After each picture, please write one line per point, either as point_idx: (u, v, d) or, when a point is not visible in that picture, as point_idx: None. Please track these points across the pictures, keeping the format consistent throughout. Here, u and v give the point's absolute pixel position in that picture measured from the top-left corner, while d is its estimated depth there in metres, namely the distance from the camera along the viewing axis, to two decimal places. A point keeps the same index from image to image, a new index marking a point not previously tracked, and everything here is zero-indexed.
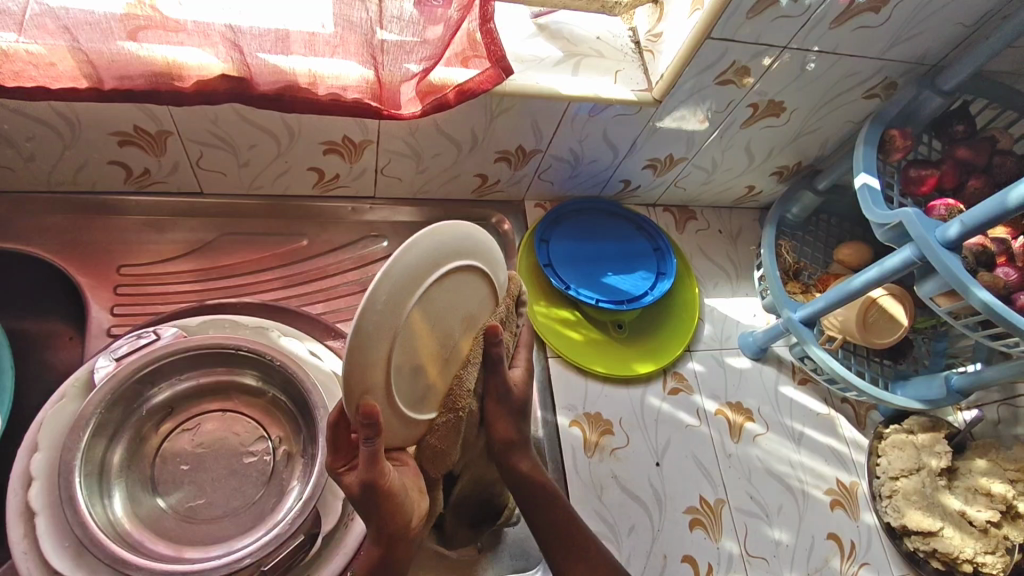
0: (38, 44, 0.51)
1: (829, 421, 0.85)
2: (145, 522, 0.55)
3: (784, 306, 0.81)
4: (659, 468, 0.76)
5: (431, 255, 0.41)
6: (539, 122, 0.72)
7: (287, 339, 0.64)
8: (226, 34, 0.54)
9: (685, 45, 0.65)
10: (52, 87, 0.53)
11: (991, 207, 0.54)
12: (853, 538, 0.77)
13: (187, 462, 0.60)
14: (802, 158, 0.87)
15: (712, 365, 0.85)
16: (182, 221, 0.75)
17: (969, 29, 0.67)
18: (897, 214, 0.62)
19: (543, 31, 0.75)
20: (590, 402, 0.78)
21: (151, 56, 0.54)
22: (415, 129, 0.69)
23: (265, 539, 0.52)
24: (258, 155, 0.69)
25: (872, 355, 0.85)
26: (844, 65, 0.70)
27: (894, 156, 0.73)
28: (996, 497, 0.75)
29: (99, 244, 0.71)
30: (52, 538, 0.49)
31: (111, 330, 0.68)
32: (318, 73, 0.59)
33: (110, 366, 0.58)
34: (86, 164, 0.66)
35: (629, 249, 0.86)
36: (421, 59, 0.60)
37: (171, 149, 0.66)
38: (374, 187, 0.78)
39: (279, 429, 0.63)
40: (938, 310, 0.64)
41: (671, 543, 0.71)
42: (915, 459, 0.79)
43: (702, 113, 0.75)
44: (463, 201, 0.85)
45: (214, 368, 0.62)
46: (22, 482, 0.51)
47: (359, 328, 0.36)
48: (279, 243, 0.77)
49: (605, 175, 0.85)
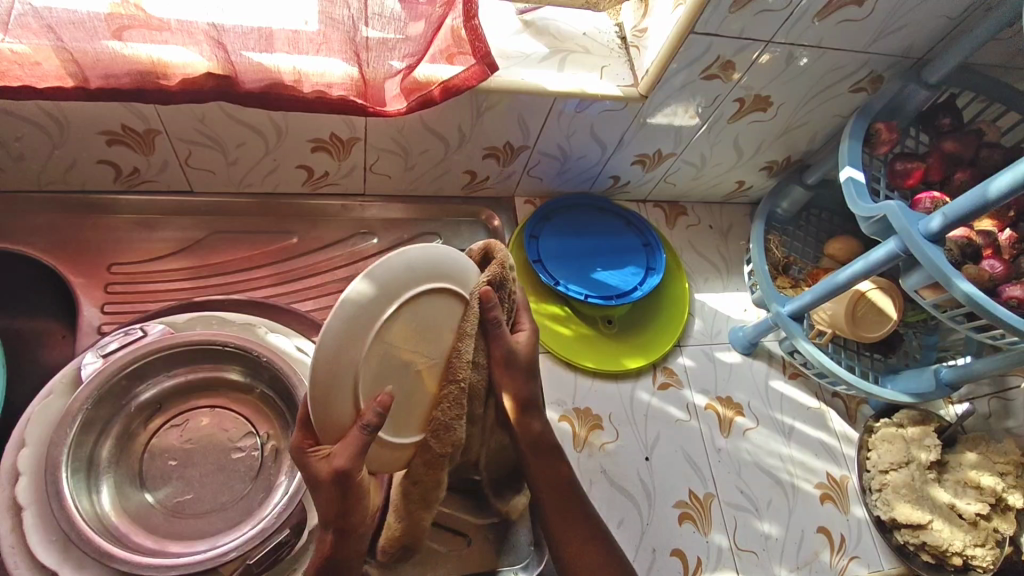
0: (22, 44, 0.51)
1: (819, 415, 0.85)
2: (133, 517, 0.56)
3: (773, 300, 0.81)
4: (648, 463, 0.76)
5: (378, 292, 0.42)
6: (526, 118, 0.72)
7: (274, 335, 0.64)
8: (210, 32, 0.55)
9: (670, 40, 0.65)
10: (38, 86, 0.53)
11: (973, 199, 0.54)
12: (843, 532, 0.77)
13: (176, 458, 0.60)
14: (792, 152, 0.87)
15: (703, 360, 0.85)
16: (173, 220, 0.75)
17: (953, 22, 0.67)
18: (881, 207, 0.62)
19: (529, 28, 0.75)
20: (579, 398, 0.78)
21: (135, 55, 0.55)
22: (402, 126, 0.69)
23: (249, 534, 0.53)
24: (246, 153, 0.70)
25: (863, 350, 0.85)
26: (830, 59, 0.70)
27: (880, 149, 0.73)
28: (985, 490, 0.75)
29: (90, 242, 0.71)
30: (40, 533, 0.50)
31: (102, 328, 0.68)
32: (302, 71, 0.60)
33: (97, 363, 0.58)
34: (76, 164, 0.67)
35: (619, 245, 0.86)
36: (404, 55, 0.61)
37: (159, 147, 0.67)
38: (363, 184, 0.79)
39: (267, 426, 0.63)
40: (924, 302, 0.64)
41: (660, 537, 0.71)
42: (904, 452, 0.78)
43: (691, 109, 0.75)
44: (453, 197, 0.85)
45: (200, 365, 0.62)
46: (10, 478, 0.51)
47: (316, 378, 0.39)
48: (269, 241, 0.78)
49: (594, 171, 0.85)
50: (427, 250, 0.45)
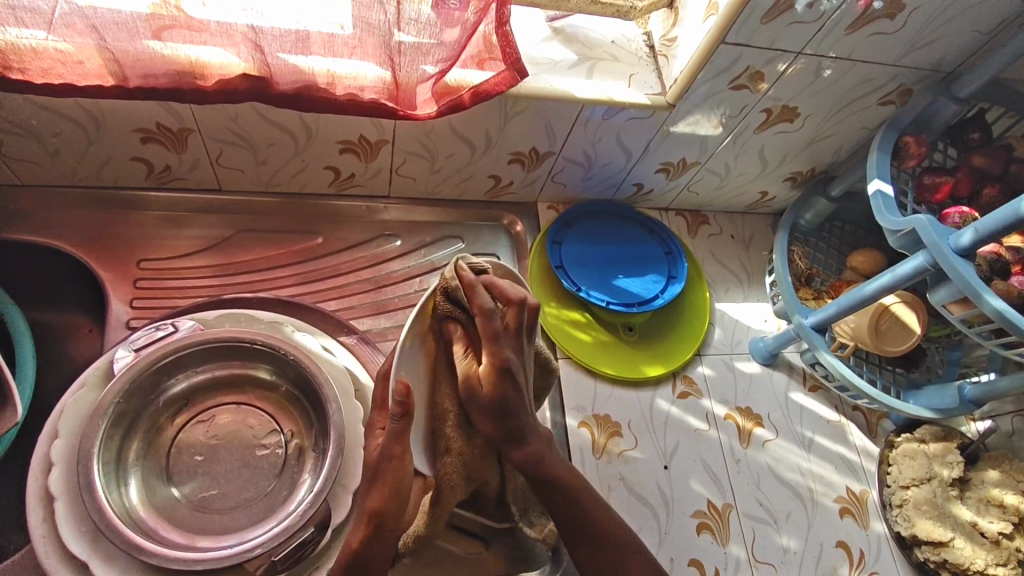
0: (67, 42, 0.52)
1: (839, 428, 0.85)
2: (160, 510, 0.57)
3: (795, 311, 0.80)
4: (667, 471, 0.76)
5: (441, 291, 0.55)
6: (552, 124, 0.72)
7: (301, 334, 0.65)
8: (248, 34, 0.56)
9: (700, 49, 0.65)
10: (80, 84, 0.55)
11: (1005, 216, 0.54)
12: (862, 547, 0.77)
13: (202, 453, 0.61)
14: (816, 164, 0.87)
15: (722, 369, 0.85)
16: (201, 218, 0.76)
17: (986, 36, 0.67)
18: (910, 221, 0.62)
19: (558, 35, 0.75)
20: (599, 404, 0.78)
21: (175, 55, 0.55)
22: (431, 129, 0.70)
23: (276, 531, 0.53)
24: (276, 153, 0.71)
25: (885, 364, 0.84)
26: (859, 72, 0.70)
27: (908, 163, 0.73)
28: (1008, 508, 0.74)
29: (119, 237, 0.72)
30: (70, 523, 0.51)
31: (130, 323, 0.69)
32: (336, 73, 0.60)
33: (128, 358, 0.59)
34: (110, 160, 0.68)
35: (640, 252, 0.86)
36: (437, 60, 0.61)
37: (191, 146, 0.68)
38: (389, 186, 0.79)
39: (291, 423, 0.64)
40: (951, 318, 0.64)
41: (679, 546, 0.71)
42: (925, 468, 0.78)
43: (716, 118, 0.75)
44: (476, 202, 0.86)
45: (229, 362, 0.63)
46: (43, 467, 0.52)
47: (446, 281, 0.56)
48: (294, 241, 0.78)
49: (618, 178, 0.85)
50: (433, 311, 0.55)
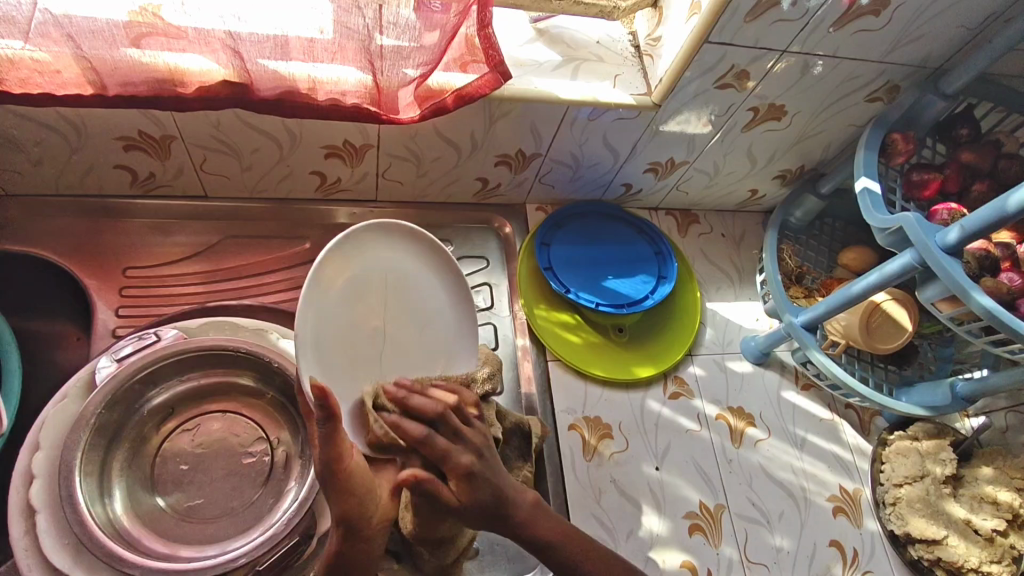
0: (43, 52, 0.52)
1: (832, 426, 0.84)
2: (145, 521, 0.56)
3: (785, 310, 0.80)
4: (658, 473, 0.75)
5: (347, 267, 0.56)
6: (538, 126, 0.72)
7: (286, 341, 0.64)
8: (226, 41, 0.55)
9: (683, 49, 0.65)
10: (57, 93, 0.55)
11: (990, 213, 0.53)
12: (855, 545, 0.76)
13: (187, 462, 0.61)
14: (806, 161, 0.86)
15: (714, 370, 0.85)
16: (187, 224, 0.76)
17: (972, 32, 0.66)
18: (897, 219, 0.62)
19: (543, 36, 0.75)
20: (589, 406, 0.77)
21: (154, 63, 0.55)
22: (415, 133, 0.70)
23: (260, 540, 0.53)
24: (261, 159, 0.70)
25: (878, 361, 0.84)
26: (845, 69, 0.69)
27: (896, 160, 0.72)
28: (1002, 506, 0.74)
29: (105, 245, 0.72)
30: (52, 536, 0.50)
31: (116, 331, 0.69)
32: (317, 78, 0.60)
33: (112, 367, 0.59)
34: (93, 168, 0.67)
35: (630, 253, 0.86)
36: (418, 64, 0.61)
37: (175, 153, 0.67)
38: (375, 190, 0.79)
39: (278, 431, 0.64)
40: (940, 315, 0.64)
41: (670, 548, 0.71)
42: (918, 466, 0.78)
43: (705, 117, 0.75)
44: (465, 204, 0.86)
45: (213, 370, 0.63)
46: (24, 480, 0.52)
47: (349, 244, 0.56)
48: (281, 246, 0.78)
49: (606, 179, 0.85)
50: (346, 285, 0.56)
